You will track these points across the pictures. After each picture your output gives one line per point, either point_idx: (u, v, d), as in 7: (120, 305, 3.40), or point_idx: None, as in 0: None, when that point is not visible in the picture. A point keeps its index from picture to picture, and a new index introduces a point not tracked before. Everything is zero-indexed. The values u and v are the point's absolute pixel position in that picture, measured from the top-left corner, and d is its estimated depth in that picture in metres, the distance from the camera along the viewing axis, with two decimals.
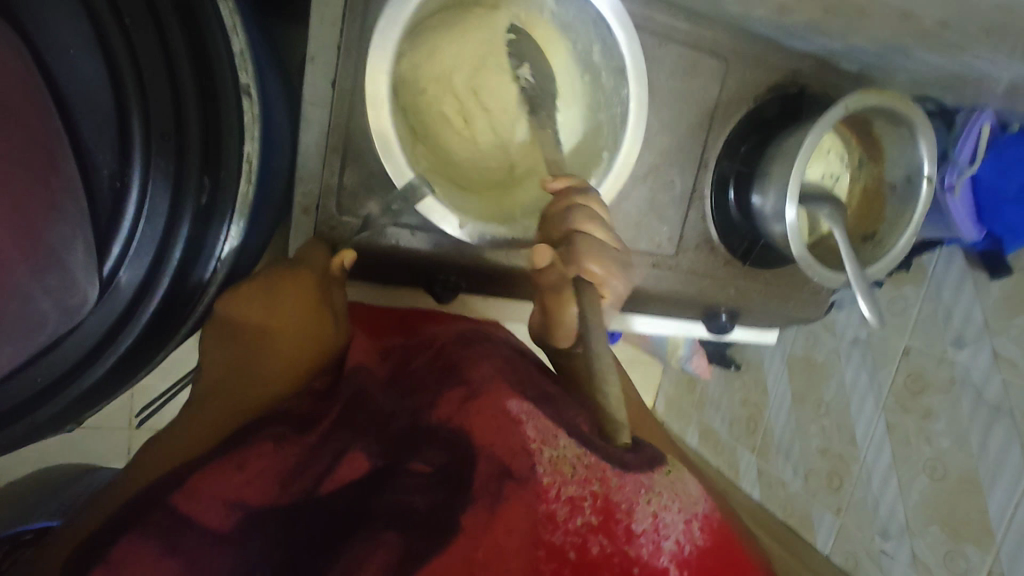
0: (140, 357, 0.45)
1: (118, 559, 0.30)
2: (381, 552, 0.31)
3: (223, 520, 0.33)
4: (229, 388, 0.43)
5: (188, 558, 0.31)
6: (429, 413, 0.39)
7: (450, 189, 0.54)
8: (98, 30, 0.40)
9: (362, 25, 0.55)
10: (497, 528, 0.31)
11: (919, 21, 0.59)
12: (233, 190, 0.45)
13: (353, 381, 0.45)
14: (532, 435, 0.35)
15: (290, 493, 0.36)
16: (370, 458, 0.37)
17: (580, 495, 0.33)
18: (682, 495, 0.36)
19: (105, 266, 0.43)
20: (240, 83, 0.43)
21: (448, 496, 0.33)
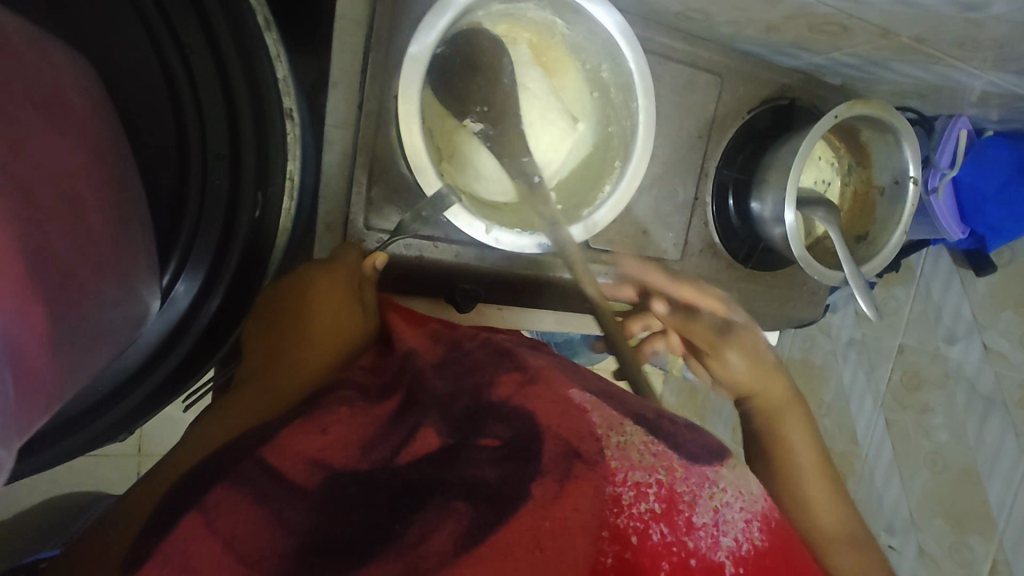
0: (187, 370, 0.47)
1: (213, 503, 0.31)
2: (452, 519, 0.32)
3: (307, 476, 0.34)
4: (272, 370, 0.43)
5: (272, 509, 0.32)
6: (487, 393, 0.40)
7: (476, 202, 0.58)
8: (162, 59, 0.43)
9: (386, 51, 0.59)
10: (564, 505, 0.32)
11: (898, 36, 0.64)
12: (279, 206, 0.48)
13: (409, 366, 0.44)
14: (599, 422, 0.37)
15: (368, 462, 0.35)
16: (441, 436, 0.37)
17: (645, 482, 0.34)
18: (746, 495, 0.36)
19: (164, 278, 0.45)
20: (284, 106, 0.46)
21: (519, 467, 0.34)
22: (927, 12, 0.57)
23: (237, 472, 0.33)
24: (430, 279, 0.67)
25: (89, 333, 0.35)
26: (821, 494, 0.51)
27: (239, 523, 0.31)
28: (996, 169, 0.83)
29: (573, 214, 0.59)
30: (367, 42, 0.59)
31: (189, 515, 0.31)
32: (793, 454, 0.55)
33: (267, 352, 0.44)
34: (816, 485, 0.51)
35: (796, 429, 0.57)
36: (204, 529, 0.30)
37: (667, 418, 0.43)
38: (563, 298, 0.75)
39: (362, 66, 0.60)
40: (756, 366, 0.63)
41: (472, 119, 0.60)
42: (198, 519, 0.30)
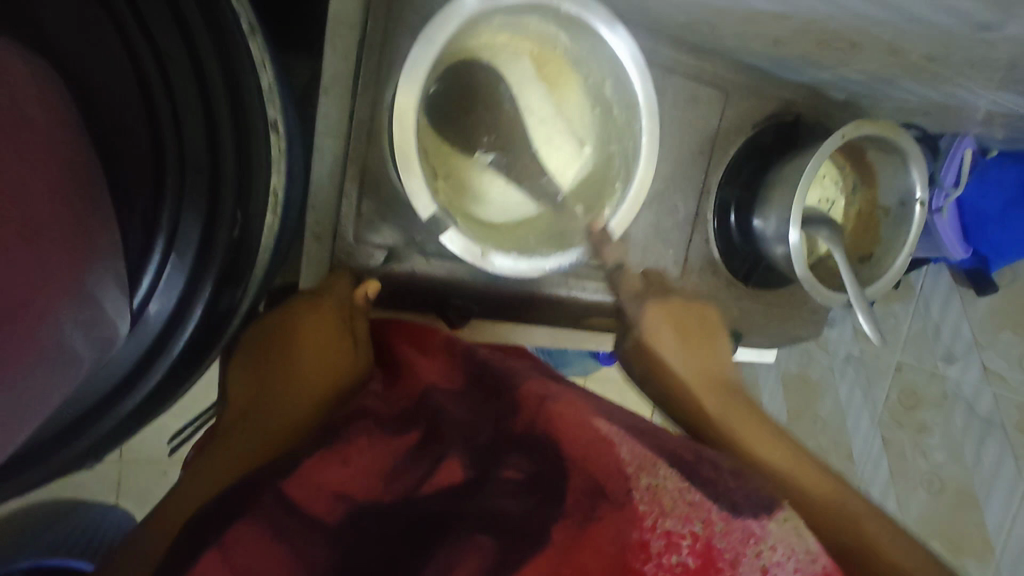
0: (161, 396, 0.44)
1: (233, 540, 0.31)
2: (476, 554, 0.31)
3: (327, 510, 0.33)
4: (280, 402, 0.42)
5: (292, 545, 0.31)
6: (511, 421, 0.39)
7: (472, 222, 0.55)
8: (135, 65, 0.40)
9: (380, 59, 0.57)
10: (585, 547, 0.31)
11: (908, 55, 0.62)
12: (261, 223, 0.45)
13: (430, 396, 0.43)
14: (627, 459, 0.36)
15: (389, 493, 0.34)
16: (463, 467, 0.35)
17: (678, 532, 0.33)
18: (798, 553, 0.34)
19: (135, 298, 0.42)
20: (269, 119, 0.43)
21: (540, 504, 0.33)
22: (940, 30, 0.55)
23: (258, 505, 0.32)
24: (422, 295, 0.65)
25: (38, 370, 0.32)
26: (812, 486, 0.45)
27: (256, 561, 0.30)
28: (999, 189, 0.83)
29: (572, 234, 0.57)
30: (360, 49, 0.57)
31: (207, 552, 0.30)
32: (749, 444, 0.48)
33: (276, 380, 0.44)
34: (804, 476, 0.45)
35: (757, 437, 0.48)
36: (222, 565, 0.30)
37: (709, 459, 0.40)
38: (559, 315, 0.73)
39: (356, 74, 0.57)
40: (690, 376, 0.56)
41: (481, 151, 0.58)
42: (216, 556, 0.30)
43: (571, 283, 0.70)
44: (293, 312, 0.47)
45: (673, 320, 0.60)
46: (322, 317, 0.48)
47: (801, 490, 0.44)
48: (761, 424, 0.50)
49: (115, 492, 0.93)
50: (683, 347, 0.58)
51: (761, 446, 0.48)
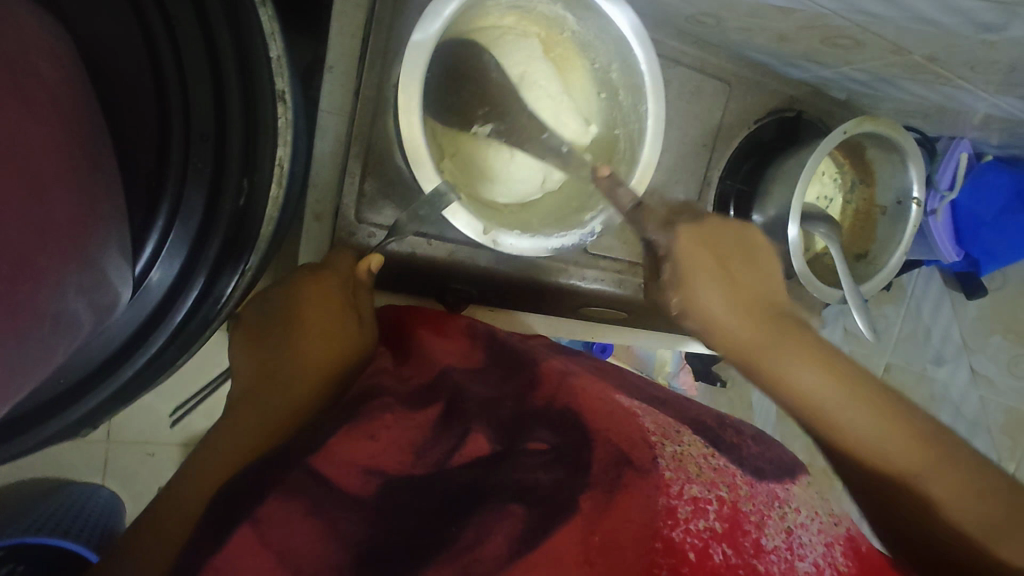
0: (147, 374, 0.42)
1: (265, 517, 0.30)
2: (509, 520, 0.31)
3: (360, 484, 0.34)
4: (290, 384, 0.43)
5: (326, 520, 0.32)
6: (533, 400, 0.42)
7: (475, 202, 0.55)
8: (145, 31, 0.40)
9: (387, 37, 0.57)
10: (615, 515, 0.31)
11: (911, 54, 0.63)
12: (265, 196, 0.43)
13: (449, 378, 0.45)
14: (654, 429, 0.38)
15: (420, 467, 0.36)
16: (489, 441, 0.37)
17: (704, 498, 0.33)
18: (821, 516, 0.35)
19: (138, 265, 0.42)
20: (276, 89, 0.42)
21: (570, 473, 0.34)
22: (944, 30, 0.55)
23: (288, 481, 0.32)
24: (422, 277, 0.65)
25: (46, 329, 0.32)
26: (868, 434, 0.38)
27: (293, 535, 0.30)
28: (994, 195, 0.85)
29: (574, 218, 0.57)
30: (367, 26, 0.57)
31: (241, 529, 0.30)
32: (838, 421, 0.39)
33: (287, 364, 0.44)
34: (870, 432, 0.38)
35: (793, 363, 0.41)
36: (257, 543, 0.29)
37: (732, 427, 0.44)
38: (559, 303, 0.74)
39: (362, 51, 0.57)
40: (730, 311, 0.44)
41: (478, 125, 0.57)
42: (249, 533, 0.30)
43: (571, 271, 0.70)
44: (300, 283, 0.47)
45: (704, 245, 0.46)
46: (327, 295, 0.47)
47: (865, 452, 0.38)
48: (817, 355, 0.41)
49: (102, 472, 0.91)
50: (722, 281, 0.45)
51: (802, 378, 0.40)
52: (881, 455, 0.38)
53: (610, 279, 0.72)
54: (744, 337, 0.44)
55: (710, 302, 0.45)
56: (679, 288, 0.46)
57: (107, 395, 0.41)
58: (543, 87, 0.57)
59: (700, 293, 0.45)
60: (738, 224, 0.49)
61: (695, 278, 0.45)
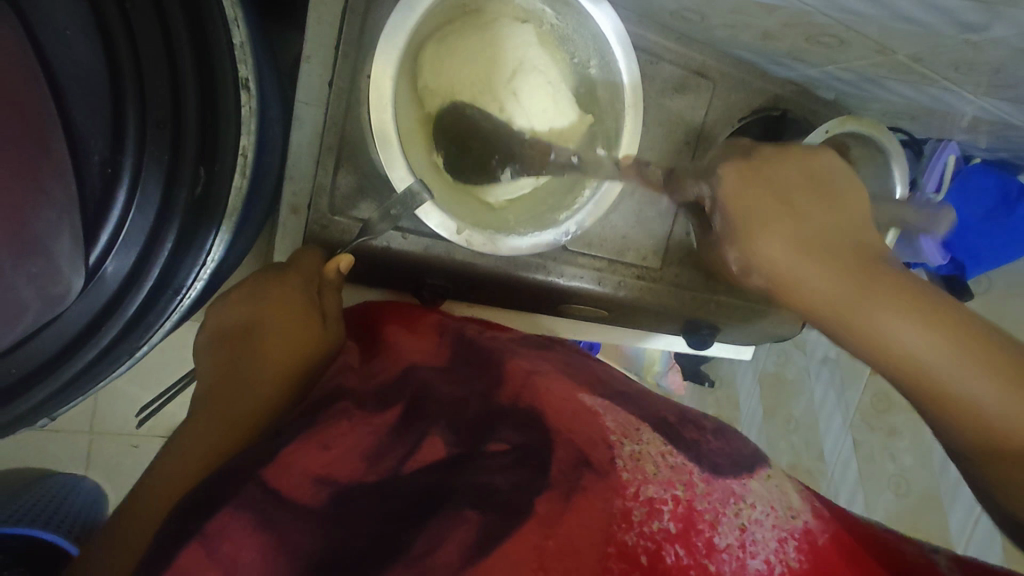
0: (93, 372, 0.41)
1: (214, 531, 0.30)
2: (464, 528, 0.31)
3: (313, 495, 0.33)
4: (251, 387, 0.41)
5: (279, 532, 0.31)
6: (497, 398, 0.41)
7: (453, 196, 0.54)
8: (98, 13, 0.39)
9: (363, 27, 0.56)
10: (571, 517, 0.31)
11: (895, 54, 0.62)
12: (227, 185, 0.42)
13: (414, 376, 0.44)
14: (612, 427, 0.37)
15: (375, 473, 0.35)
16: (448, 445, 0.37)
17: (660, 498, 0.33)
18: (778, 511, 0.34)
19: (91, 256, 0.41)
20: (239, 74, 0.41)
21: (529, 477, 0.34)
22: (927, 29, 0.54)
23: (238, 495, 0.31)
24: (399, 271, 0.64)
25: None
26: (986, 395, 0.32)
27: (244, 550, 0.30)
28: (984, 197, 0.85)
29: (550, 216, 0.56)
30: (343, 15, 0.56)
31: (190, 544, 0.29)
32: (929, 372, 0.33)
33: (248, 366, 0.42)
34: (975, 384, 0.32)
35: (890, 312, 0.34)
36: (204, 558, 0.29)
37: (695, 422, 0.43)
38: (539, 302, 0.73)
39: (337, 40, 0.56)
40: (825, 268, 0.38)
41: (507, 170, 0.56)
42: (199, 548, 0.29)
43: (550, 268, 0.70)
44: (263, 285, 0.47)
45: (756, 185, 0.42)
46: (286, 296, 0.46)
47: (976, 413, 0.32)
48: (910, 302, 0.34)
49: (82, 464, 0.91)
50: (797, 230, 0.39)
51: (902, 340, 0.34)
52: (988, 415, 0.32)
53: (590, 276, 0.72)
54: (836, 296, 0.37)
55: (777, 253, 0.39)
56: (741, 242, 0.41)
57: (58, 386, 0.40)
58: (539, 71, 0.56)
59: (765, 247, 0.40)
60: (817, 153, 0.44)
61: (751, 214, 0.41)
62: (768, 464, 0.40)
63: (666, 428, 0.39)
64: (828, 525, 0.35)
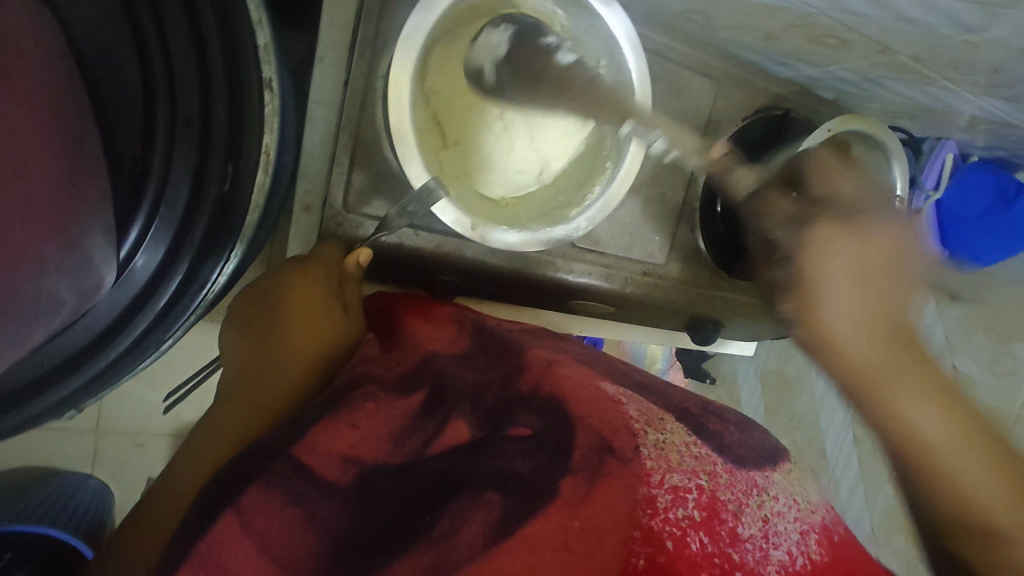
0: (125, 362, 0.43)
1: (248, 505, 0.32)
2: (482, 510, 0.32)
3: (339, 473, 0.35)
4: (276, 375, 0.42)
5: (306, 509, 0.33)
6: (517, 384, 0.42)
7: (468, 195, 0.56)
8: (130, 14, 0.41)
9: (377, 28, 0.57)
10: (595, 502, 0.32)
11: (895, 54, 0.64)
12: (251, 183, 0.43)
13: (433, 364, 0.45)
14: (636, 416, 0.38)
15: (398, 455, 0.37)
16: (470, 428, 0.38)
17: (684, 486, 0.34)
18: (799, 504, 0.37)
19: (123, 250, 0.42)
20: (263, 76, 0.42)
21: (548, 460, 0.34)
22: (927, 30, 0.56)
23: (271, 472, 0.34)
24: (411, 267, 0.65)
25: (24, 309, 0.33)
26: (990, 487, 0.37)
27: (274, 523, 0.32)
28: (980, 195, 0.86)
29: (561, 212, 0.58)
30: (357, 17, 0.57)
31: (224, 516, 0.32)
32: (936, 455, 0.38)
33: (274, 355, 0.43)
34: (978, 474, 0.37)
35: (918, 406, 0.38)
36: (240, 530, 0.32)
37: (715, 412, 0.44)
38: (548, 298, 0.75)
39: (352, 41, 0.57)
40: (882, 353, 0.40)
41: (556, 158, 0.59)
42: (233, 521, 0.32)
43: (559, 264, 0.71)
44: (286, 278, 0.48)
45: (854, 257, 0.42)
46: (312, 287, 0.47)
47: (964, 495, 0.37)
48: (937, 392, 0.39)
49: (90, 461, 0.91)
50: (875, 315, 0.41)
51: (906, 415, 0.38)
52: (984, 503, 0.36)
53: (599, 273, 0.73)
54: (880, 383, 0.39)
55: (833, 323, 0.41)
56: (804, 300, 0.43)
57: (91, 376, 0.42)
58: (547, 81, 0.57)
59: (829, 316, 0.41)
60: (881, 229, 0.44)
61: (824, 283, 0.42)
62: (787, 459, 0.42)
63: (684, 416, 0.41)
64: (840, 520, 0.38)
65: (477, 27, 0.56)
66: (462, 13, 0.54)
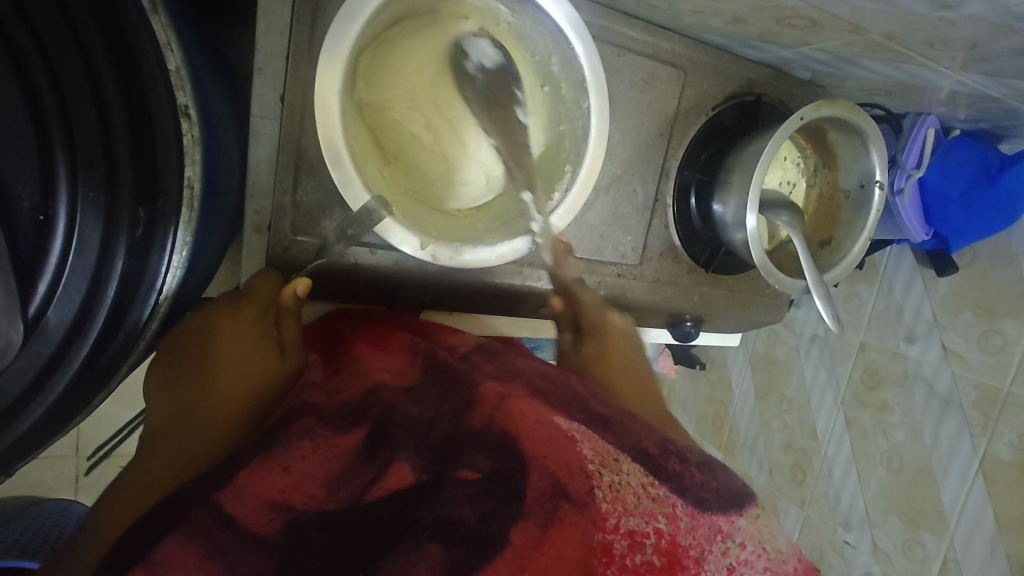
0: (55, 423, 0.41)
1: (161, 560, 0.28)
2: (424, 566, 0.29)
3: (266, 522, 0.30)
4: (201, 417, 0.38)
5: (227, 564, 0.28)
6: (467, 418, 0.39)
7: (414, 211, 0.53)
8: (14, 57, 0.39)
9: (311, 37, 0.53)
10: (547, 548, 0.31)
11: (868, 33, 0.60)
12: (173, 217, 0.42)
13: (376, 400, 0.41)
14: (590, 455, 0.35)
15: (335, 500, 0.32)
16: (415, 471, 0.34)
17: (642, 530, 0.32)
18: (767, 552, 0.34)
19: (31, 308, 0.42)
20: (177, 103, 0.40)
21: (497, 509, 0.32)
22: (900, 9, 0.52)
23: (190, 520, 0.29)
24: (370, 287, 0.62)
25: None
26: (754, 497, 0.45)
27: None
28: (964, 170, 0.82)
29: (520, 224, 0.55)
30: (290, 25, 0.53)
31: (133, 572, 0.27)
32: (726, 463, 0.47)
33: (199, 396, 0.39)
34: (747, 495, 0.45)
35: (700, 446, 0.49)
36: None
37: (677, 454, 0.41)
38: (518, 306, 0.72)
39: (286, 52, 0.53)
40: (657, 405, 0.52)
41: (473, 195, 0.56)
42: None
43: (526, 273, 0.68)
44: (215, 319, 0.45)
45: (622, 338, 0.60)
46: (245, 323, 0.45)
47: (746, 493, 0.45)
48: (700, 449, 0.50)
49: (72, 488, 0.90)
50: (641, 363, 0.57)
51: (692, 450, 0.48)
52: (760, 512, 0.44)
53: None
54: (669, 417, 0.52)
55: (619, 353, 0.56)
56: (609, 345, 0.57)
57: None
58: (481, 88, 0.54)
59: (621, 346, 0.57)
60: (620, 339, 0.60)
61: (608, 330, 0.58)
62: (756, 502, 0.39)
63: (646, 458, 0.38)
64: (801, 556, 0.36)
65: (404, 29, 0.51)
66: (393, 14, 0.51)
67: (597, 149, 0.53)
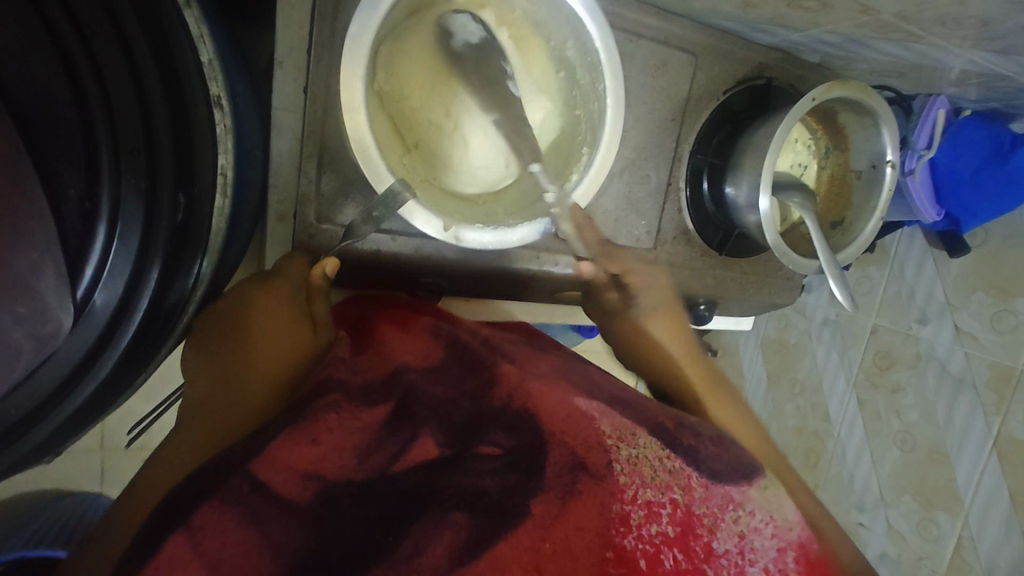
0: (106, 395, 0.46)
1: (200, 525, 0.29)
2: (452, 530, 0.31)
3: (298, 490, 0.32)
4: (235, 394, 0.39)
5: (263, 529, 0.30)
6: (489, 395, 0.39)
7: (434, 194, 0.54)
8: (61, 51, 0.41)
9: (332, 30, 0.54)
10: (566, 522, 0.32)
11: (878, 13, 0.60)
12: (209, 204, 0.46)
13: (403, 380, 0.42)
14: (608, 431, 0.36)
15: (362, 471, 0.34)
16: (439, 445, 0.35)
17: (658, 501, 0.34)
18: (778, 521, 0.35)
19: (78, 291, 0.44)
20: (210, 93, 0.44)
21: (520, 480, 0.34)
22: None
23: (224, 488, 0.31)
24: (392, 273, 0.64)
25: None
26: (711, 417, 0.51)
27: (227, 543, 0.29)
28: (975, 149, 0.82)
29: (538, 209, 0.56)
30: (311, 18, 0.54)
31: (174, 536, 0.29)
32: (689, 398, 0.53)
33: (229, 379, 0.40)
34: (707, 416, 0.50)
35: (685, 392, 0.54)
36: (190, 552, 0.29)
37: (689, 427, 0.41)
38: (535, 289, 0.73)
39: (307, 44, 0.55)
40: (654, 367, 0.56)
41: (494, 178, 0.57)
42: (181, 541, 0.29)
43: (542, 258, 0.68)
44: (251, 292, 0.47)
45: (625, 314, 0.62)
46: (272, 303, 0.46)
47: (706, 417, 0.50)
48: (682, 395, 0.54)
49: (98, 480, 0.92)
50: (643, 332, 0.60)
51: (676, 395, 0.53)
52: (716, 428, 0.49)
53: None
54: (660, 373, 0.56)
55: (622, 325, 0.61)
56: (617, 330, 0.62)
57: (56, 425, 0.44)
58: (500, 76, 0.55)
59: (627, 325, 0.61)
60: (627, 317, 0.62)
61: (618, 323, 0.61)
62: (765, 474, 0.39)
63: (662, 432, 0.39)
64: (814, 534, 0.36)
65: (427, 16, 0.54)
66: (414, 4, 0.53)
67: (612, 131, 0.54)
